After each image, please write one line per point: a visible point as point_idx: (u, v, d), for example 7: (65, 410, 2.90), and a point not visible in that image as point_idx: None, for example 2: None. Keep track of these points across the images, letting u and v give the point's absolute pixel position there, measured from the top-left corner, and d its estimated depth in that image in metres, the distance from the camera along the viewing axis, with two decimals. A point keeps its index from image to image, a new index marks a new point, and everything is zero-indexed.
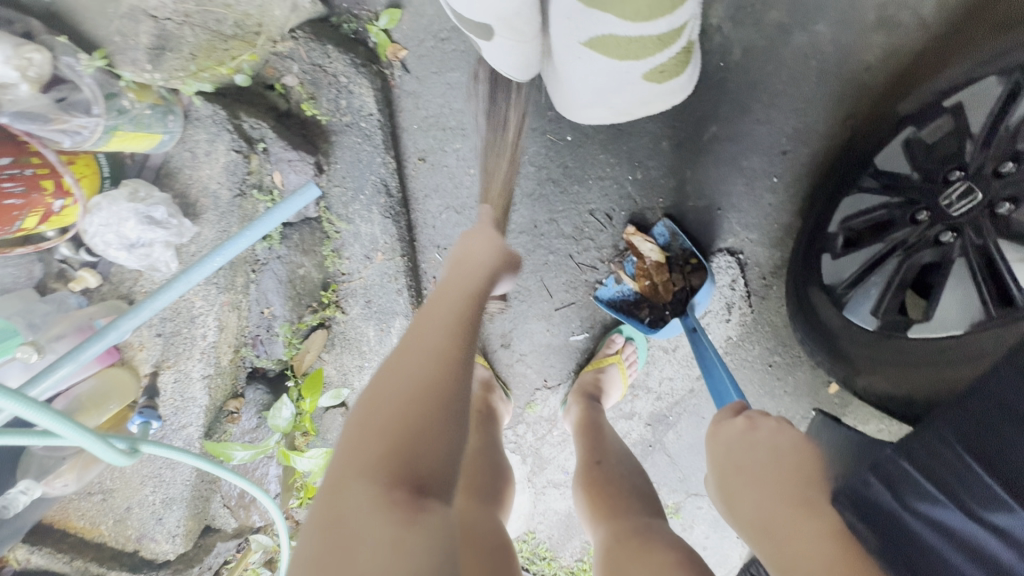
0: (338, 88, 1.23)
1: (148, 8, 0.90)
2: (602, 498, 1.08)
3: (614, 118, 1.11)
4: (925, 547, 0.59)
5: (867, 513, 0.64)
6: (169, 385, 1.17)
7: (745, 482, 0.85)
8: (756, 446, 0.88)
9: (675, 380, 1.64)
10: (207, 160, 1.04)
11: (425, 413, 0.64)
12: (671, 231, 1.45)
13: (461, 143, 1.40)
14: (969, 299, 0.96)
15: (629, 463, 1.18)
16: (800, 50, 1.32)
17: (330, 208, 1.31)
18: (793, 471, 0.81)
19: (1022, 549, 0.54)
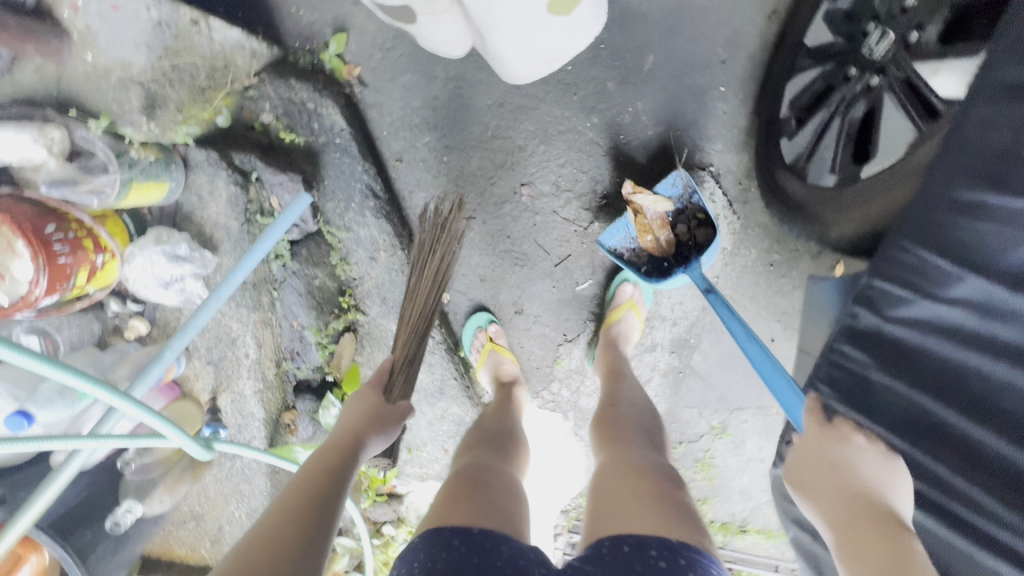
0: (309, 114, 1.37)
1: (135, 78, 1.31)
2: (610, 433, 1.11)
3: (547, 71, 1.21)
4: (911, 341, 0.83)
5: (858, 336, 0.90)
6: (227, 406, 1.31)
7: (821, 481, 0.79)
8: (850, 474, 0.77)
9: (686, 303, 1.70)
10: (212, 198, 1.19)
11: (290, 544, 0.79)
12: (684, 183, 1.45)
13: (430, 137, 1.53)
14: (903, 122, 1.02)
15: (640, 401, 1.20)
16: None
17: (329, 222, 1.45)
18: (876, 508, 0.73)
19: (974, 309, 0.77)
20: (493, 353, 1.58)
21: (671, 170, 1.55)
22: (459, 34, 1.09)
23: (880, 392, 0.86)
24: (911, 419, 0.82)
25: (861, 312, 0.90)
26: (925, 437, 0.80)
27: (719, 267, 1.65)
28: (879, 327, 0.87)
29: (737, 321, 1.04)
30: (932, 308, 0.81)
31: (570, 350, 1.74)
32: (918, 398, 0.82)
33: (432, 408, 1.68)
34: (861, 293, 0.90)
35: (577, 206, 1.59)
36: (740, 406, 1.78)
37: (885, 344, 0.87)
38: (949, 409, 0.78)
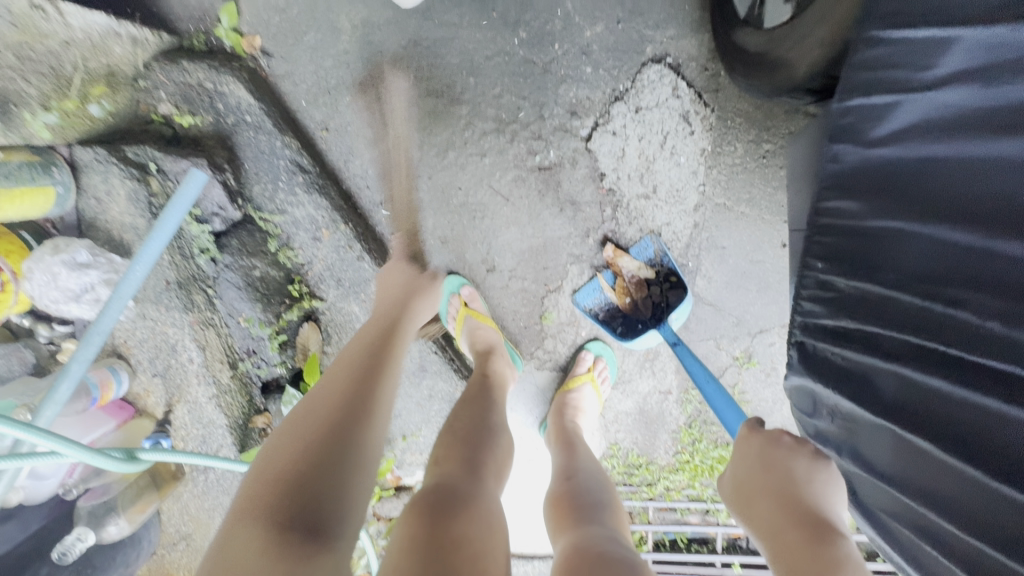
0: (209, 95, 1.26)
1: None
2: (568, 512, 1.08)
3: None
4: (907, 161, 0.67)
5: (844, 185, 0.74)
6: (186, 417, 1.25)
7: (752, 497, 0.81)
8: (785, 473, 0.78)
9: (675, 223, 1.47)
10: (111, 198, 1.11)
11: (312, 450, 0.73)
12: (657, 248, 1.48)
13: (351, 95, 1.40)
14: None
15: (598, 480, 1.19)
16: None
17: (259, 208, 1.35)
18: (807, 510, 0.73)
19: (968, 80, 0.61)
20: (467, 319, 1.43)
21: (623, 73, 1.36)
22: None
23: (879, 243, 0.69)
24: (922, 266, 0.64)
25: (840, 148, 0.74)
26: (942, 279, 0.62)
27: (704, 173, 1.43)
28: (866, 159, 0.72)
29: (700, 367, 1.25)
30: (924, 106, 0.65)
31: (557, 301, 1.56)
32: (925, 231, 0.64)
33: (418, 389, 1.54)
34: (834, 127, 0.75)
35: (526, 138, 1.42)
36: (763, 328, 1.55)
37: (875, 177, 0.70)
38: (959, 230, 0.60)
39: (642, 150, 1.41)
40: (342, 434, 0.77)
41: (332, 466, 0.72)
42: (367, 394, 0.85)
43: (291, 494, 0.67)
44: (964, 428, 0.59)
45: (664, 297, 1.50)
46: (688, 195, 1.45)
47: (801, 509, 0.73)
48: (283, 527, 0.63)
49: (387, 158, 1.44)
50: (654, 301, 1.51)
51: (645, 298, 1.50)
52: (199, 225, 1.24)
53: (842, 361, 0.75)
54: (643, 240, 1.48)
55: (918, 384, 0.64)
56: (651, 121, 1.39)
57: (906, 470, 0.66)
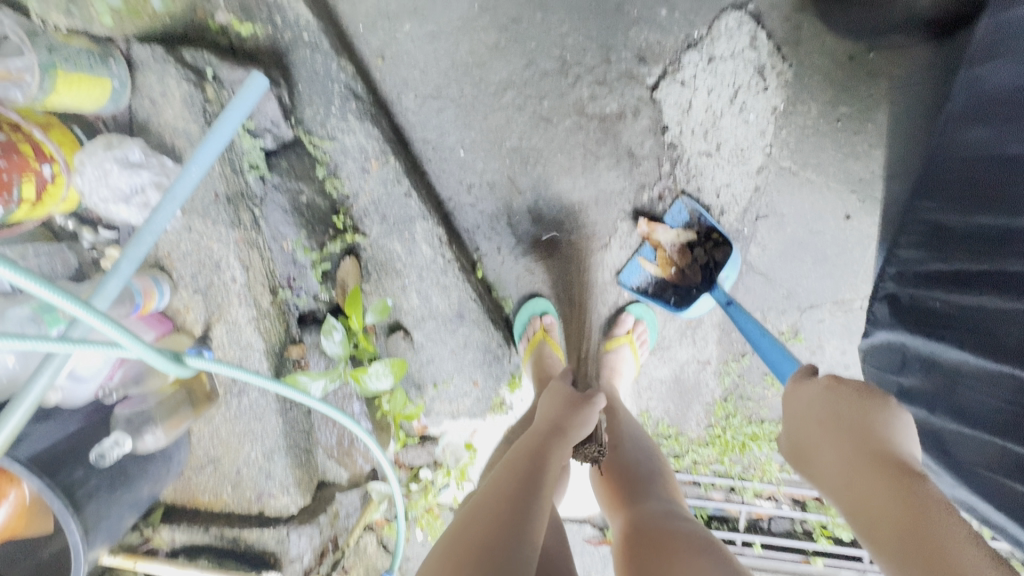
0: (268, 7, 1.21)
1: None
2: (618, 487, 1.09)
3: None
4: None
5: (978, 116, 0.70)
6: (223, 337, 1.21)
7: (813, 451, 0.76)
8: (849, 419, 0.73)
9: (735, 185, 1.41)
10: (165, 100, 1.06)
11: (490, 550, 0.73)
12: (690, 209, 1.42)
13: (412, 24, 1.35)
14: None
15: (646, 447, 1.19)
16: None
17: (309, 131, 1.30)
18: (880, 454, 0.67)
19: None
20: (541, 343, 1.46)
21: (699, 18, 1.29)
22: None
23: (1012, 172, 0.64)
24: None
25: (984, 71, 0.70)
26: None
27: (773, 133, 1.36)
28: (1013, 77, 0.66)
29: (753, 324, 1.21)
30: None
31: (602, 258, 1.51)
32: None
33: (453, 335, 1.49)
34: (980, 46, 0.70)
35: (589, 82, 1.36)
36: (814, 304, 1.49)
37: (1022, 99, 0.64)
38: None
39: (710, 103, 1.35)
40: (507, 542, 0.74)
41: (501, 563, 0.72)
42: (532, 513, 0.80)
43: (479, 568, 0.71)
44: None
45: (711, 258, 1.43)
46: (753, 156, 1.38)
47: (871, 452, 0.68)
48: None
49: (442, 94, 1.39)
50: (701, 263, 1.45)
51: (690, 258, 1.45)
52: (252, 140, 1.21)
53: (941, 307, 0.72)
54: (673, 205, 1.43)
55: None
56: (723, 73, 1.32)
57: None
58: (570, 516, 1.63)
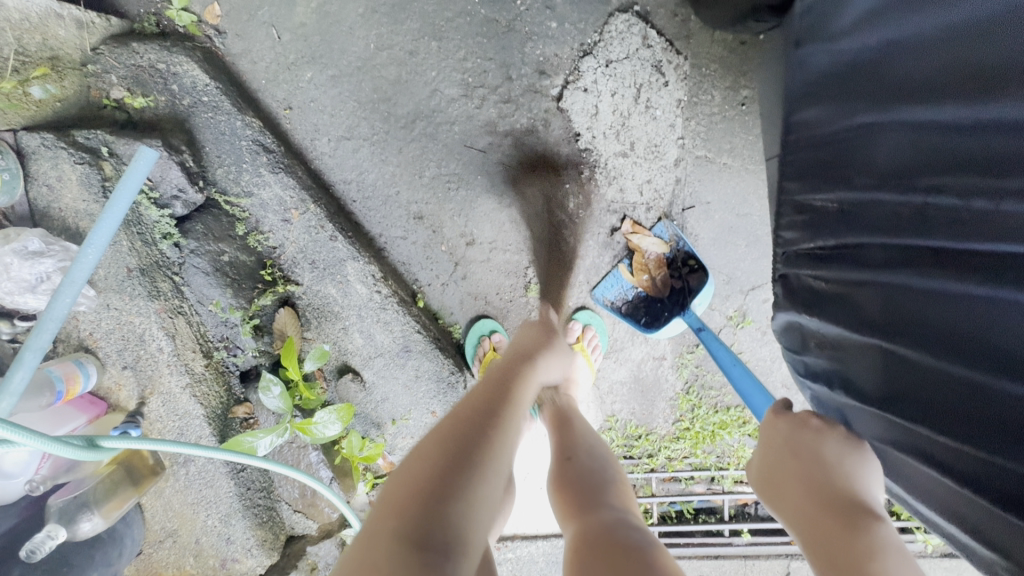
0: (162, 76, 1.23)
1: None
2: (570, 497, 1.03)
3: None
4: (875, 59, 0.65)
5: (815, 91, 0.74)
6: (160, 409, 1.21)
7: (782, 484, 0.72)
8: (819, 456, 0.70)
9: (656, 180, 1.42)
10: (63, 185, 1.07)
11: (449, 458, 0.70)
12: (672, 233, 1.43)
13: (313, 70, 1.36)
14: None
15: (600, 456, 1.14)
16: None
17: (224, 191, 1.31)
18: (848, 498, 0.65)
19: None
20: None
21: (590, 25, 1.32)
22: None
23: (852, 146, 0.68)
24: (909, 165, 0.61)
25: (807, 51, 0.75)
26: (924, 171, 0.60)
27: (682, 125, 1.37)
28: (831, 55, 0.71)
29: (725, 352, 1.20)
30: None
31: (541, 270, 1.50)
32: (905, 118, 0.62)
33: (403, 370, 1.46)
34: (799, 28, 0.76)
35: (495, 102, 1.38)
36: (755, 284, 1.49)
37: (848, 75, 0.69)
38: (946, 108, 0.58)
39: (616, 105, 1.36)
40: (485, 422, 0.77)
41: (461, 493, 0.67)
42: (490, 419, 0.78)
43: (425, 501, 0.64)
44: (973, 328, 0.57)
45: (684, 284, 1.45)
46: (667, 150, 1.39)
47: (838, 493, 0.66)
48: (419, 543, 0.60)
49: (354, 133, 1.40)
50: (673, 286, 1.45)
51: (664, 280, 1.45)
52: (160, 209, 1.21)
53: (822, 287, 0.73)
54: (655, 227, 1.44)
55: (931, 296, 0.60)
56: (622, 74, 1.34)
57: (909, 392, 0.62)
58: (554, 531, 1.56)
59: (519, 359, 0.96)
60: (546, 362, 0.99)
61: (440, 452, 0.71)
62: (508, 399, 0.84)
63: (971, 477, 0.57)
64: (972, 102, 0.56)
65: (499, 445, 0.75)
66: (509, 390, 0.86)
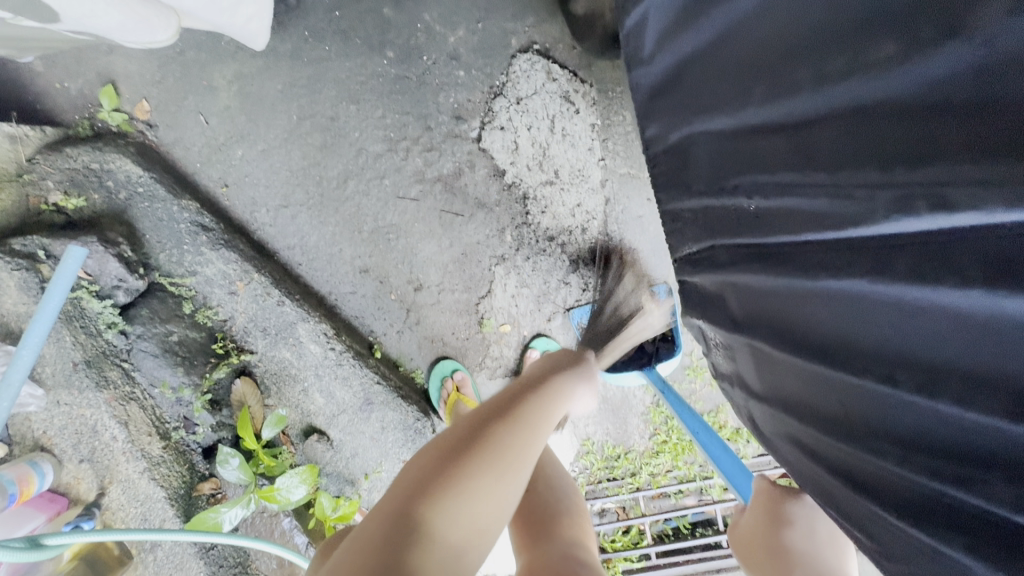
0: (97, 175, 1.30)
1: None
2: (527, 530, 1.02)
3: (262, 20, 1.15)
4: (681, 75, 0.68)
5: (652, 100, 0.74)
6: (121, 497, 1.21)
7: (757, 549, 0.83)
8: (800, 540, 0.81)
9: (586, 202, 1.46)
10: (3, 292, 1.11)
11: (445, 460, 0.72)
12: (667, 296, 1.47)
13: (243, 147, 1.43)
14: None
15: (560, 489, 1.12)
16: None
17: (168, 274, 1.36)
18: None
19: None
20: (456, 403, 1.44)
21: (496, 68, 1.39)
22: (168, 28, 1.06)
23: (683, 158, 0.71)
24: (728, 166, 0.64)
25: (638, 76, 0.74)
26: (740, 173, 0.63)
27: (600, 148, 1.43)
28: (654, 73, 0.72)
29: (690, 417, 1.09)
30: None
31: (491, 304, 1.52)
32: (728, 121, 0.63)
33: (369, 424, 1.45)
34: (626, 54, 0.75)
35: (419, 152, 1.43)
36: None
37: (670, 91, 0.70)
38: (745, 113, 0.61)
39: (534, 137, 1.42)
40: (510, 429, 0.79)
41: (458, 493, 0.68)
42: (512, 430, 0.79)
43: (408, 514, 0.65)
44: (810, 324, 0.59)
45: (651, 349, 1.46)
46: (590, 172, 1.44)
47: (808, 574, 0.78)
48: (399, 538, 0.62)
49: (291, 201, 1.46)
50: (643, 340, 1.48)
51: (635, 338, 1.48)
52: (101, 300, 1.23)
53: (703, 290, 0.72)
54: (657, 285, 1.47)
55: (767, 292, 0.62)
56: (534, 109, 1.40)
57: (785, 387, 0.65)
58: None
59: (546, 379, 0.92)
60: (567, 383, 0.93)
61: (449, 438, 0.77)
62: (518, 415, 0.83)
63: (863, 481, 0.58)
64: (772, 105, 0.58)
65: (511, 449, 0.76)
66: (527, 404, 0.85)
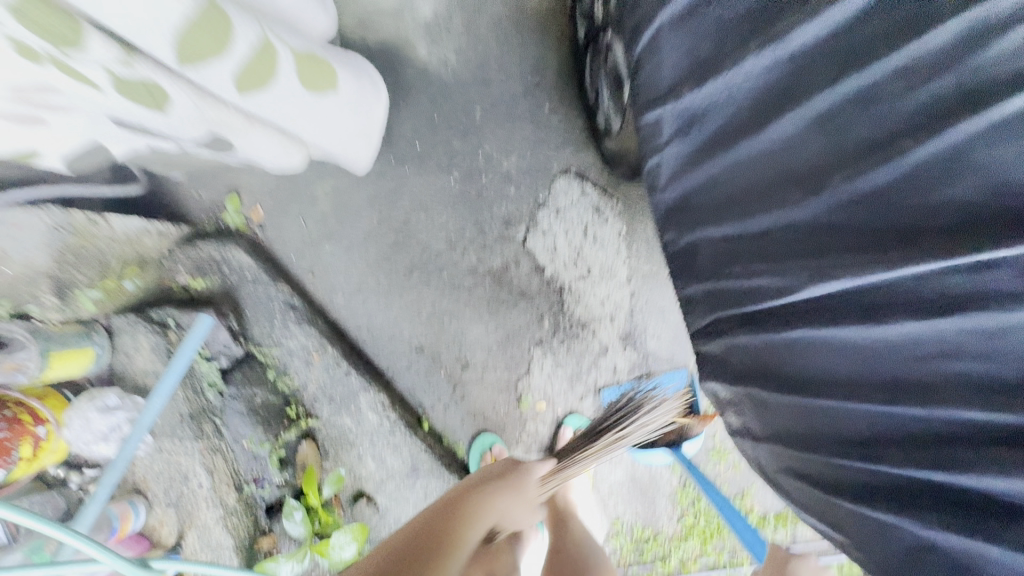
0: (217, 262, 1.61)
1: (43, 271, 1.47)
2: None
3: (363, 144, 1.47)
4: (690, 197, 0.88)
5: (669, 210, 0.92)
6: (195, 541, 1.39)
7: None
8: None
9: (614, 294, 1.70)
10: (138, 352, 1.38)
11: None
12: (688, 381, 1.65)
13: (330, 243, 1.74)
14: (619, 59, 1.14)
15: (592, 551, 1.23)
16: (495, 21, 1.64)
17: (259, 344, 1.60)
18: None
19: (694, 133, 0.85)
20: None
21: (540, 186, 1.71)
22: (291, 155, 1.37)
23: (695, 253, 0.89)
24: (736, 263, 0.84)
25: (655, 194, 0.93)
26: (747, 267, 0.83)
27: (626, 250, 1.69)
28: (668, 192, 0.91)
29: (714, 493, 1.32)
30: (703, 136, 0.85)
31: (530, 383, 1.71)
32: (728, 232, 0.84)
33: (414, 490, 1.59)
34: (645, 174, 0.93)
35: (473, 250, 1.72)
36: None
37: (681, 206, 0.90)
38: (751, 223, 0.82)
39: (570, 241, 1.70)
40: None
41: None
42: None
43: None
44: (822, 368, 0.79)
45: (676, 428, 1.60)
46: (617, 270, 1.70)
47: None
48: None
49: (364, 287, 1.74)
50: None
51: None
52: (208, 362, 1.49)
53: (715, 353, 0.89)
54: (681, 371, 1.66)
55: (779, 349, 0.82)
56: (571, 218, 1.70)
57: (781, 425, 0.84)
58: None
59: (484, 482, 1.02)
60: (507, 496, 1.01)
61: None
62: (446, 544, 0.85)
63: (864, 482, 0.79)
64: (785, 213, 0.79)
65: None
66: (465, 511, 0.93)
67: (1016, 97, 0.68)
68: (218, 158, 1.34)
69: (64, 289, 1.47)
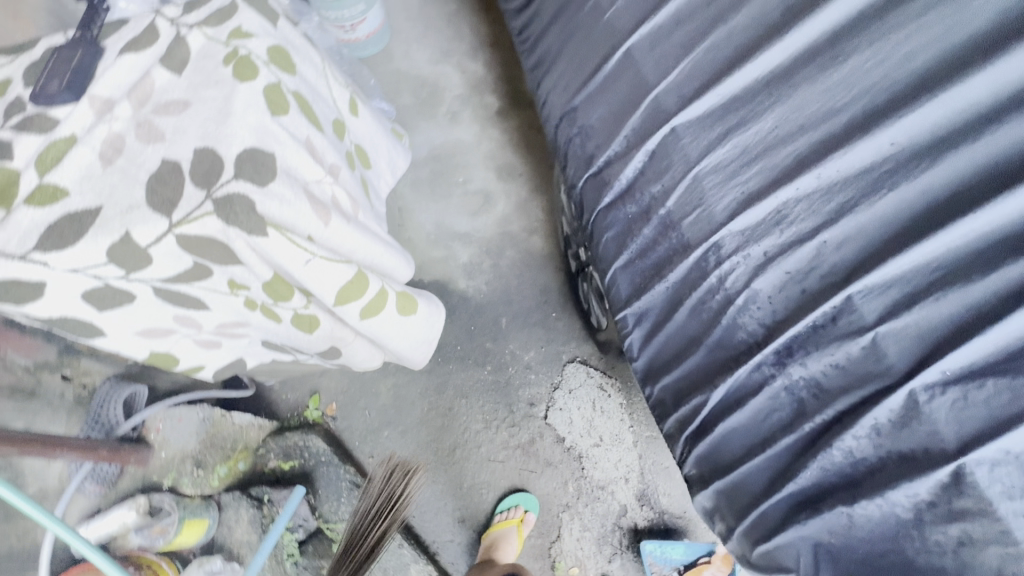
0: (301, 448, 1.98)
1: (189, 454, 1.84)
2: None
3: (427, 351, 1.98)
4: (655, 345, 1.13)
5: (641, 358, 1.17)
6: None
7: None
8: None
9: (624, 457, 2.04)
10: (239, 522, 1.71)
11: None
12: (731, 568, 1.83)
13: (388, 428, 2.15)
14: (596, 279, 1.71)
15: None
16: (512, 260, 2.35)
17: (327, 519, 1.87)
18: None
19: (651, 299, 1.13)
20: None
21: (555, 372, 2.19)
22: (376, 358, 1.89)
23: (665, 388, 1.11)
24: (697, 392, 1.04)
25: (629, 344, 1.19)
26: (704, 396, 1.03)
27: (628, 418, 2.09)
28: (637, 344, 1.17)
29: None
30: (657, 298, 1.11)
31: (561, 548, 1.99)
32: (677, 376, 1.08)
33: None
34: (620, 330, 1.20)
35: (505, 427, 2.12)
36: None
37: (649, 351, 1.15)
38: (701, 358, 1.04)
39: (583, 415, 2.10)
40: None
41: None
42: None
43: None
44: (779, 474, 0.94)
45: None
46: (624, 436, 2.07)
47: None
48: None
49: (415, 465, 2.09)
50: None
51: None
52: (291, 534, 1.80)
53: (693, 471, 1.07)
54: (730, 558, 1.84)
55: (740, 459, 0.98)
56: (581, 396, 2.14)
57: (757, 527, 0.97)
58: None
59: None
60: None
61: None
62: None
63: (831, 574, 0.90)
64: (725, 354, 1.01)
65: None
66: None
67: (889, 201, 0.87)
68: (324, 363, 1.85)
69: (200, 468, 1.85)
